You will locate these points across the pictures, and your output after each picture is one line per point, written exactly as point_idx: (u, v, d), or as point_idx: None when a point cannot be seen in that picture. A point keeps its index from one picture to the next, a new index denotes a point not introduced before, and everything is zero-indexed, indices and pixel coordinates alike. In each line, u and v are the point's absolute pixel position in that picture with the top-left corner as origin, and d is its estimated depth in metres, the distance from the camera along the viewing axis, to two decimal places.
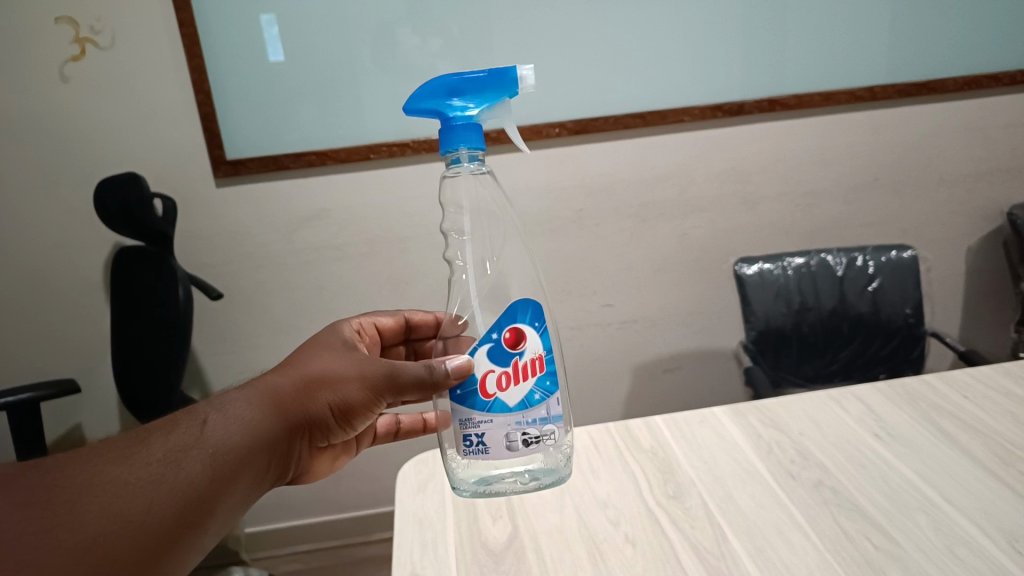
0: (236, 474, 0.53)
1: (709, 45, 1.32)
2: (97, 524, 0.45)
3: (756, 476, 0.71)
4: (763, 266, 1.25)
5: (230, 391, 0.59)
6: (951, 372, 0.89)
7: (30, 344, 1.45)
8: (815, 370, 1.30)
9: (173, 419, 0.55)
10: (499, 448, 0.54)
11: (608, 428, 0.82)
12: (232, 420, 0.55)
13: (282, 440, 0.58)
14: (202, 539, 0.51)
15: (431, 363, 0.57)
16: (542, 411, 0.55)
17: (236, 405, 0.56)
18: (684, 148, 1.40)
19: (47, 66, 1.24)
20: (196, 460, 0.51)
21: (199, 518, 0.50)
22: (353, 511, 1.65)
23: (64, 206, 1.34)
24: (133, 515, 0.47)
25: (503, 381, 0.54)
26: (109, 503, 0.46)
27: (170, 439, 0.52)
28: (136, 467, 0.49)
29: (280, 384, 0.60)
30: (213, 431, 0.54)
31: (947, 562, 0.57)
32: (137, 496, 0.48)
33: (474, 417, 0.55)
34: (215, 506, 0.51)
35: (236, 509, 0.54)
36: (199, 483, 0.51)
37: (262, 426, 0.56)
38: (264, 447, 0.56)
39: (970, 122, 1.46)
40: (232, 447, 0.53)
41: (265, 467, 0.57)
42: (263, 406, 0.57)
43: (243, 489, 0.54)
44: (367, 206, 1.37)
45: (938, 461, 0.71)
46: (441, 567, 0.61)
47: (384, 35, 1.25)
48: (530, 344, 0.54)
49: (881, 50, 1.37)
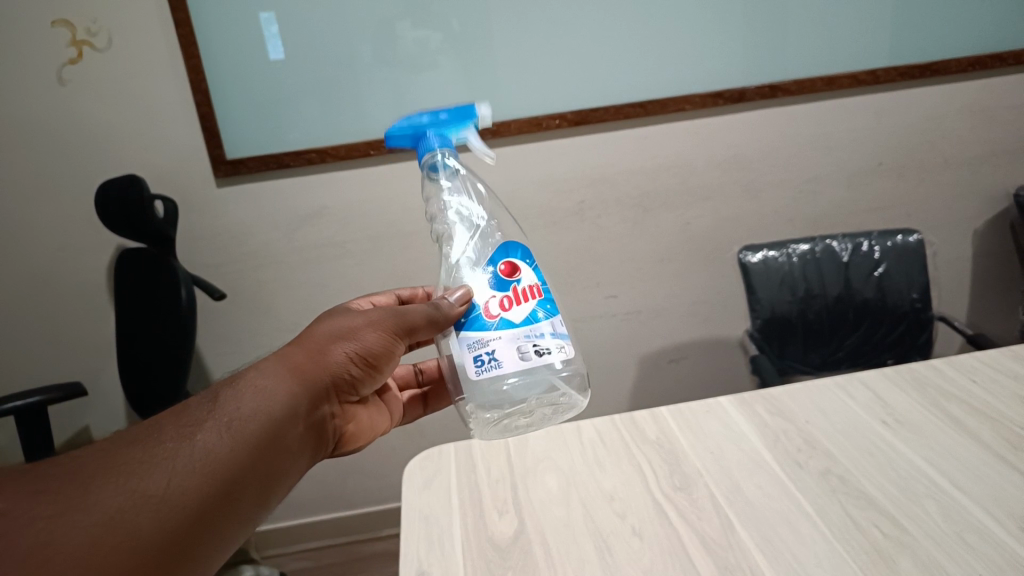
0: (260, 438, 0.54)
1: (706, 32, 1.31)
2: (116, 502, 0.46)
3: (763, 465, 0.70)
4: (767, 254, 1.24)
5: (243, 370, 0.60)
6: (959, 356, 0.88)
7: (38, 347, 1.46)
8: (822, 357, 1.29)
9: (183, 404, 0.56)
10: (511, 359, 0.53)
11: (611, 418, 0.81)
12: (245, 391, 0.56)
13: (303, 401, 0.59)
14: (237, 508, 0.52)
15: (438, 303, 0.57)
16: (548, 326, 0.55)
17: (245, 379, 0.58)
18: (684, 136, 1.39)
19: (44, 70, 1.23)
20: (212, 432, 0.52)
21: (229, 484, 0.51)
22: (362, 507, 1.67)
23: (66, 209, 1.34)
24: (154, 489, 0.47)
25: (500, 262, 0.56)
26: (126, 483, 0.47)
27: (183, 420, 0.53)
28: (151, 446, 0.50)
29: (290, 353, 0.62)
30: (225, 405, 0.55)
31: (957, 550, 0.57)
32: (155, 473, 0.48)
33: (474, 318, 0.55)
34: (243, 472, 0.52)
35: (272, 477, 0.55)
36: (220, 451, 0.51)
37: (278, 391, 0.58)
38: (286, 411, 0.57)
39: (975, 103, 1.44)
40: (249, 414, 0.55)
41: (294, 431, 0.58)
42: (275, 373, 0.59)
43: (274, 454, 0.55)
44: (367, 203, 1.37)
45: (946, 446, 0.71)
46: (449, 563, 0.61)
47: (381, 29, 1.23)
48: (525, 274, 0.55)
49: (882, 32, 1.34)
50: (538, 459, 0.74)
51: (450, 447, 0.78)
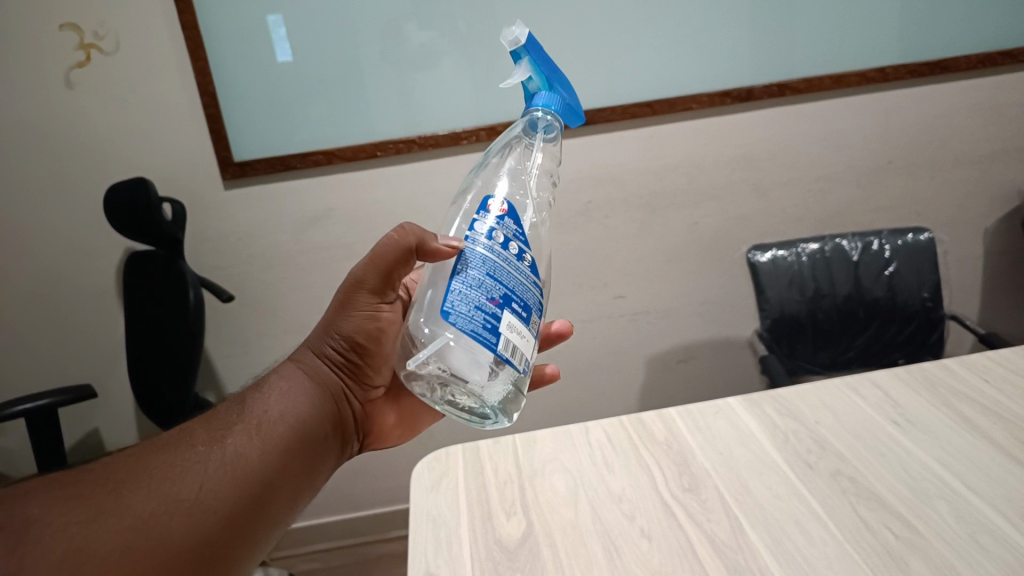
0: (288, 440, 0.55)
1: (713, 31, 1.30)
2: (149, 507, 0.47)
3: (772, 466, 0.70)
4: (776, 253, 1.23)
5: (268, 373, 0.60)
6: (970, 356, 0.87)
7: (48, 350, 1.47)
8: (831, 357, 1.28)
9: (215, 408, 0.57)
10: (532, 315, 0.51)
11: (620, 420, 0.80)
12: (271, 393, 0.57)
13: (321, 403, 0.59)
14: (270, 511, 0.53)
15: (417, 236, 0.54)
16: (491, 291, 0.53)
17: (269, 382, 0.59)
18: (692, 136, 1.38)
19: (52, 74, 1.24)
20: (242, 435, 0.54)
21: (260, 488, 0.52)
22: (371, 508, 1.67)
23: (75, 212, 1.35)
24: (187, 494, 0.49)
25: (495, 206, 0.51)
26: (158, 486, 0.49)
27: (213, 423, 0.55)
28: (182, 450, 0.52)
29: (298, 351, 0.62)
30: (252, 407, 0.56)
31: (970, 552, 0.56)
32: (187, 475, 0.50)
33: (525, 271, 0.51)
34: (274, 475, 0.53)
35: (303, 480, 0.56)
36: (250, 455, 0.53)
37: (298, 394, 0.58)
38: (308, 412, 0.58)
39: (986, 100, 1.43)
40: (276, 418, 0.56)
41: (319, 433, 0.58)
42: (295, 378, 0.59)
43: (302, 457, 0.56)
44: (374, 204, 1.37)
45: (959, 446, 0.70)
46: (456, 565, 0.60)
47: (388, 31, 1.23)
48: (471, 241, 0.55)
49: (891, 30, 1.33)
50: (546, 461, 0.74)
51: (458, 448, 0.78)
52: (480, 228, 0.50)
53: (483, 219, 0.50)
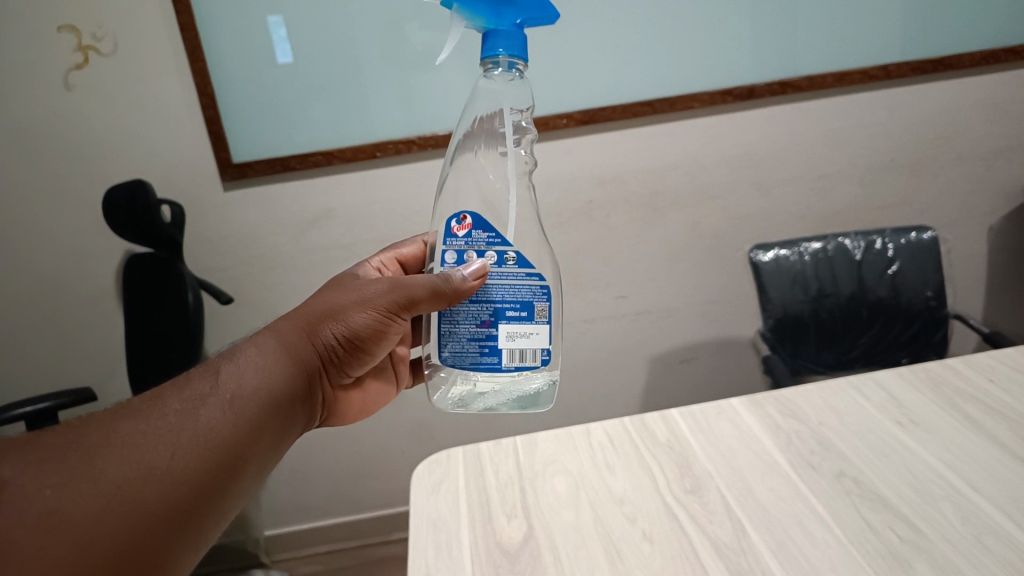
0: (261, 416, 0.54)
1: (714, 28, 1.29)
2: (120, 472, 0.46)
3: (775, 468, 0.69)
4: (778, 252, 1.22)
5: (245, 343, 0.59)
6: (976, 355, 0.86)
7: (48, 353, 1.47)
8: (835, 356, 1.27)
9: (185, 377, 0.56)
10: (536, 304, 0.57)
11: (622, 422, 0.79)
12: (247, 366, 0.56)
13: (296, 381, 0.59)
14: (240, 484, 0.53)
15: (443, 274, 0.57)
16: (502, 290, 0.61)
17: (245, 354, 0.57)
18: (693, 134, 1.38)
19: (50, 76, 1.24)
20: (215, 409, 0.52)
21: (231, 461, 0.51)
22: (373, 511, 1.66)
23: (75, 215, 1.35)
24: (159, 462, 0.48)
25: (459, 224, 0.57)
26: (129, 453, 0.47)
27: (185, 392, 0.53)
28: (154, 419, 0.50)
29: (281, 325, 0.61)
30: (226, 379, 0.54)
31: (978, 556, 0.55)
32: (158, 443, 0.49)
33: (512, 270, 0.57)
34: (246, 449, 0.53)
35: (272, 453, 0.56)
36: (224, 429, 0.52)
37: (275, 371, 0.57)
38: (282, 390, 0.57)
39: (990, 98, 1.41)
40: (251, 393, 0.55)
41: (291, 409, 0.58)
42: (273, 353, 0.58)
43: (272, 433, 0.55)
44: (373, 205, 1.37)
45: (964, 447, 0.69)
46: (456, 568, 0.60)
47: (388, 31, 1.23)
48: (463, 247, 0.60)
49: (894, 26, 1.32)
50: (547, 462, 0.73)
51: (458, 449, 0.77)
52: (452, 254, 0.57)
53: (452, 245, 0.57)
